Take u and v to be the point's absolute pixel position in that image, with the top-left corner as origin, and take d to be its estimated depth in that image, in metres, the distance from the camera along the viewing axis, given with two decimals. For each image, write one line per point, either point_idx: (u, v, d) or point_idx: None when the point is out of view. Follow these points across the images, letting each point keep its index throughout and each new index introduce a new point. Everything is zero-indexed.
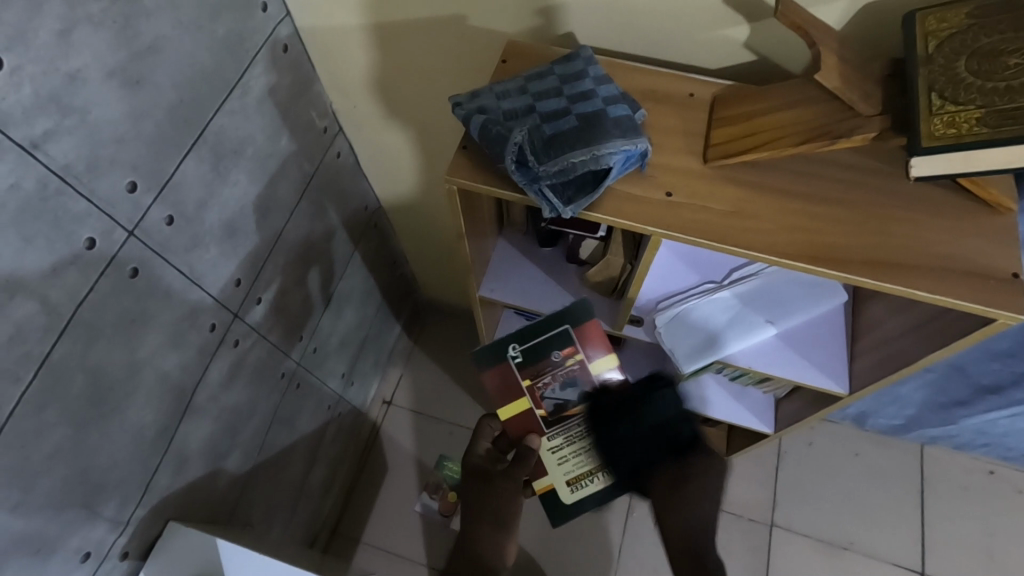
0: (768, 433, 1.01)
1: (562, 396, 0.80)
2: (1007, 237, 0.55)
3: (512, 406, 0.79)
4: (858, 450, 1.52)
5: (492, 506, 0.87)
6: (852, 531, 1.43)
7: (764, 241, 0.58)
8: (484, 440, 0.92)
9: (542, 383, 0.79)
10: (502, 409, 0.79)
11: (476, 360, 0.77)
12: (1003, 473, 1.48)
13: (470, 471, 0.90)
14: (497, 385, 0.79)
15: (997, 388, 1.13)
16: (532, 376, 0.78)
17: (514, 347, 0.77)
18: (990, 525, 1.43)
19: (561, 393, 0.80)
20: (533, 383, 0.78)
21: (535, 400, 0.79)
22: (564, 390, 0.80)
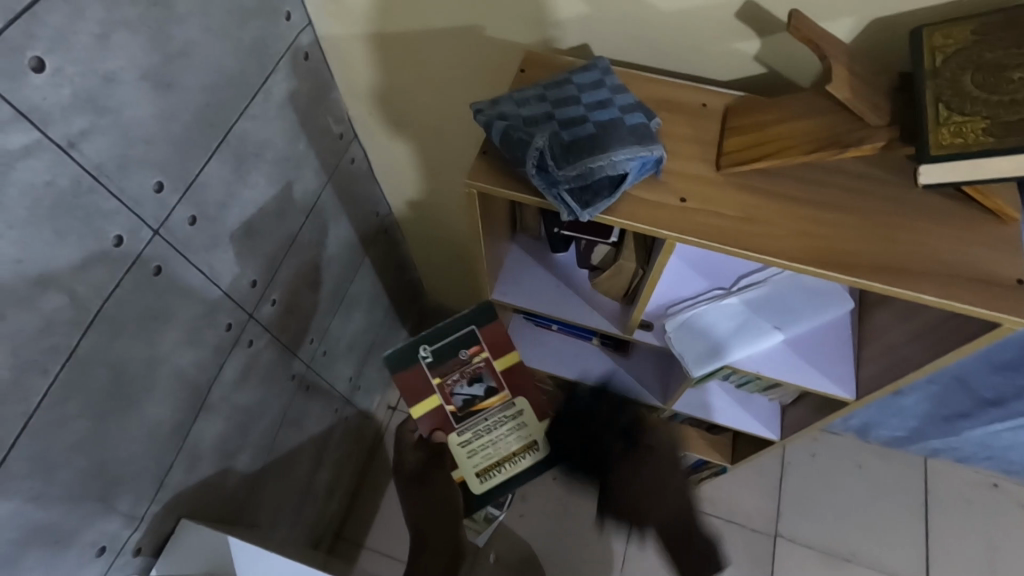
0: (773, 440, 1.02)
1: (470, 392, 0.85)
2: (1012, 246, 0.57)
3: (424, 404, 0.83)
4: (860, 462, 1.53)
5: (433, 498, 0.85)
6: (856, 542, 1.44)
7: (772, 245, 0.59)
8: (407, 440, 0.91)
9: (451, 380, 0.84)
10: (415, 407, 0.84)
11: (391, 365, 0.81)
12: (1006, 486, 1.49)
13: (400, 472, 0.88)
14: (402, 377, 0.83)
15: (999, 400, 1.14)
16: (441, 374, 0.83)
17: (426, 347, 0.83)
18: (992, 539, 1.43)
19: (480, 384, 0.85)
20: (443, 381, 0.83)
21: (445, 397, 0.84)
22: (471, 385, 0.85)
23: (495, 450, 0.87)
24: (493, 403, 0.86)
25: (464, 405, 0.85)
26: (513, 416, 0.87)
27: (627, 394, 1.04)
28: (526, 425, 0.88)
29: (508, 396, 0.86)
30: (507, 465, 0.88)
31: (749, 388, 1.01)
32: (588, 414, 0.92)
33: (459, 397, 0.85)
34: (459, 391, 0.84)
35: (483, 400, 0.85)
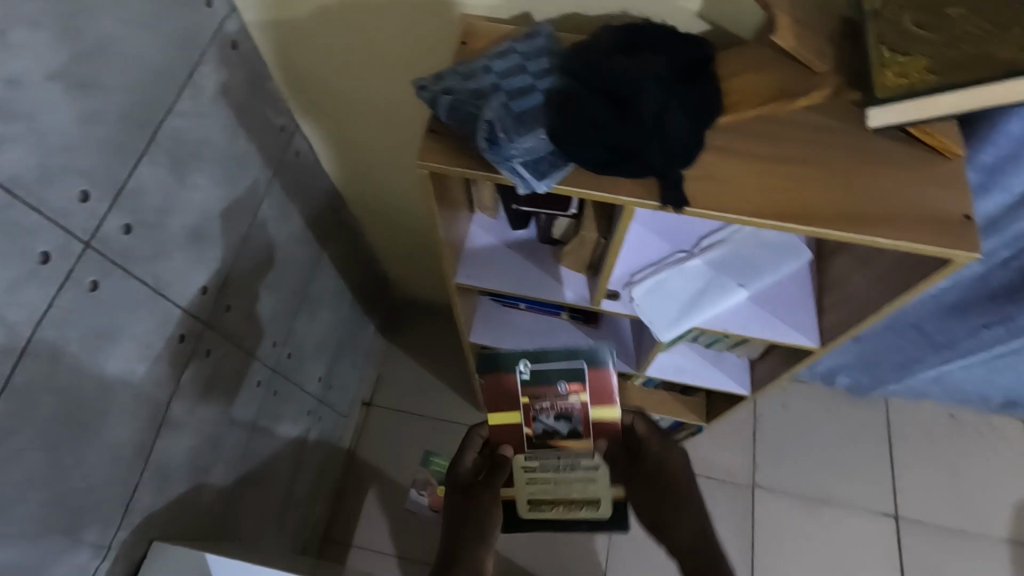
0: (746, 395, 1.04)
1: (553, 424, 0.93)
2: (959, 181, 0.57)
3: (505, 413, 0.94)
4: (829, 408, 1.58)
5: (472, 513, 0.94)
6: (829, 485, 1.50)
7: (733, 201, 0.56)
8: (471, 452, 1.03)
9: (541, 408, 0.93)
10: (495, 413, 0.95)
11: (490, 364, 0.92)
12: (962, 416, 1.57)
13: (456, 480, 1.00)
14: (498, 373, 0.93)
15: (952, 341, 1.19)
16: (533, 396, 0.92)
17: (524, 363, 0.90)
18: (953, 467, 1.51)
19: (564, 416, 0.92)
20: (533, 402, 0.92)
21: (528, 418, 0.94)
22: (556, 420, 0.93)
23: (557, 490, 0.97)
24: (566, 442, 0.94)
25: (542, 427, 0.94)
26: (591, 470, 0.95)
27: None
28: (596, 482, 0.96)
29: (589, 445, 0.94)
30: (562, 506, 0.98)
31: (718, 346, 1.03)
32: (651, 44, 0.58)
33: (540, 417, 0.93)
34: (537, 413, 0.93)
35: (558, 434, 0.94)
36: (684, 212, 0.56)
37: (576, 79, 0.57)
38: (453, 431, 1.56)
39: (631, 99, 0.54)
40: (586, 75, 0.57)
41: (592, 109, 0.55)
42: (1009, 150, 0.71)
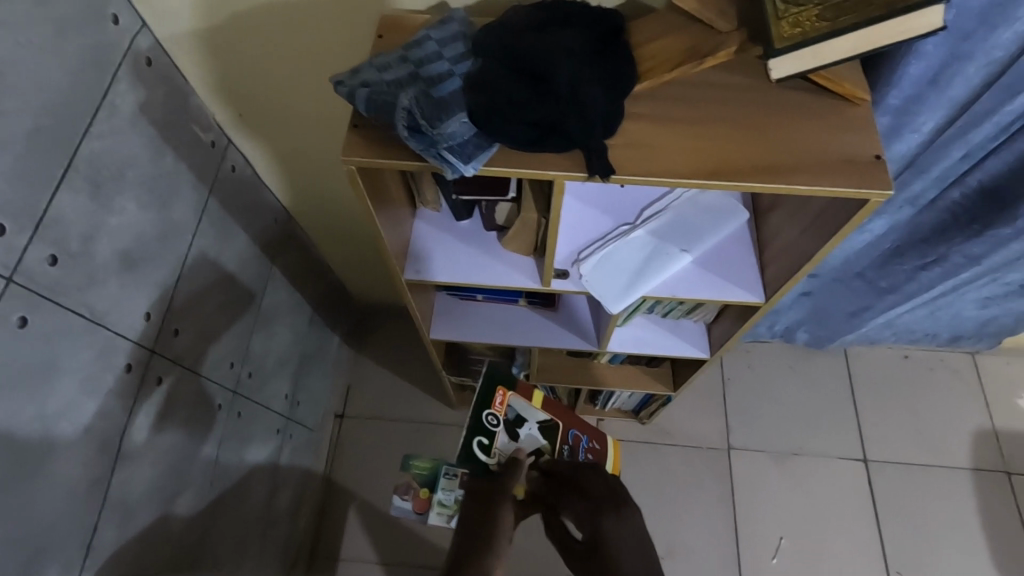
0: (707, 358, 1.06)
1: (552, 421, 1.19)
2: (868, 124, 0.59)
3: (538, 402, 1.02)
4: (791, 364, 1.63)
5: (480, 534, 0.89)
6: (800, 437, 1.54)
7: (657, 166, 0.57)
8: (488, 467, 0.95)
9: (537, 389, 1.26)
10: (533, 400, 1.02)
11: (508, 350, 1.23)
12: (915, 356, 1.64)
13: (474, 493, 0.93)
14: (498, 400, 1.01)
15: (894, 286, 1.24)
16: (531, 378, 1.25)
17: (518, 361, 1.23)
18: (912, 406, 1.58)
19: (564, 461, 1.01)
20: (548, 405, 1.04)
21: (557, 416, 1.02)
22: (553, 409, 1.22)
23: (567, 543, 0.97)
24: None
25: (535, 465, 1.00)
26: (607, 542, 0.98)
27: (563, 346, 1.06)
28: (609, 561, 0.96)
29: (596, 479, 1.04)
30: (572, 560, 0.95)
31: (674, 314, 1.05)
32: (563, 20, 0.59)
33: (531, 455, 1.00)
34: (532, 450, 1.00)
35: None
36: (611, 179, 0.56)
37: (492, 58, 0.57)
38: (430, 432, 1.55)
39: (546, 74, 0.55)
40: (502, 53, 0.57)
41: (510, 87, 0.56)
42: (914, 92, 0.75)
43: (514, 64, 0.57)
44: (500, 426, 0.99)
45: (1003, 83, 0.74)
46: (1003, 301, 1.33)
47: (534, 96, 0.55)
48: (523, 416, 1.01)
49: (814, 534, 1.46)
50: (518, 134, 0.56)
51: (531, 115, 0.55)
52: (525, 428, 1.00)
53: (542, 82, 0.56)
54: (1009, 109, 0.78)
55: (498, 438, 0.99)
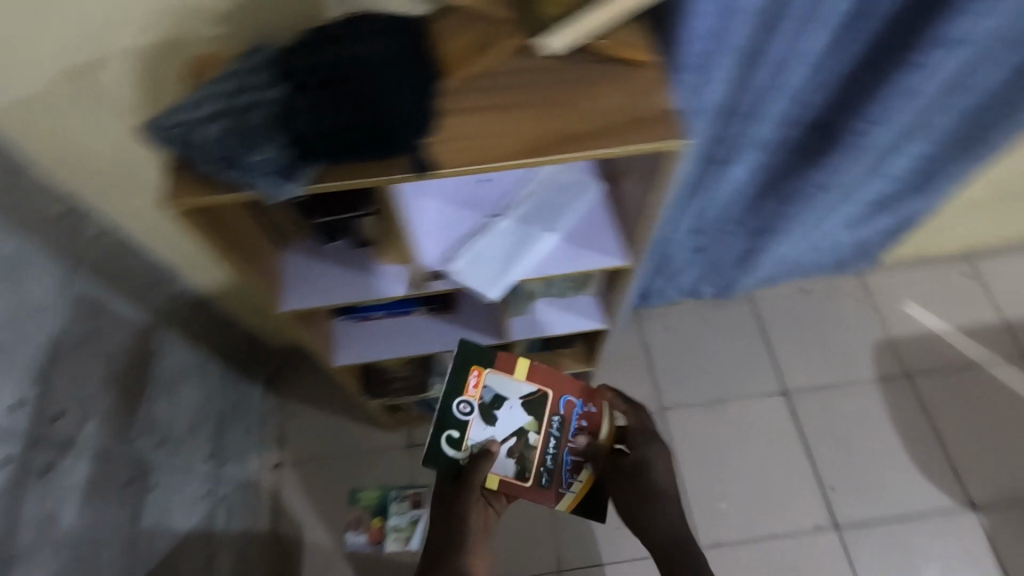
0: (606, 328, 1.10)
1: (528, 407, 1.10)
2: (655, 82, 0.64)
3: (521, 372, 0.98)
4: (704, 317, 1.71)
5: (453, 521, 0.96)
6: (723, 386, 1.63)
7: (477, 154, 0.61)
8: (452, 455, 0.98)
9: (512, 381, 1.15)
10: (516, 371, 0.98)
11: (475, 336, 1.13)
12: (813, 285, 1.75)
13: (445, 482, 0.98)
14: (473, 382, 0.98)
15: (766, 226, 1.33)
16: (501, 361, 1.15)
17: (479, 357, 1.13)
18: (817, 333, 1.70)
19: (554, 431, 0.99)
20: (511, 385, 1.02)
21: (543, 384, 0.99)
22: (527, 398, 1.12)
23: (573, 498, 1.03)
24: (556, 464, 1.00)
25: (518, 447, 0.99)
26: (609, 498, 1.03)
27: (463, 344, 1.07)
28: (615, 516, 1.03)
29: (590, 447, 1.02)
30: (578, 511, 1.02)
31: (566, 293, 1.09)
32: (357, 35, 0.62)
33: (511, 437, 0.98)
34: (509, 430, 0.97)
35: (537, 448, 0.99)
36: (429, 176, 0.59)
37: (293, 80, 0.59)
38: (373, 460, 1.53)
39: (345, 86, 0.58)
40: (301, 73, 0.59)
41: (313, 104, 0.58)
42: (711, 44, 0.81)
43: (314, 81, 0.59)
44: (473, 412, 0.97)
45: (793, 23, 0.82)
46: (866, 220, 1.45)
47: (337, 108, 0.57)
48: (502, 395, 0.98)
49: (754, 471, 1.54)
50: (330, 146, 0.58)
51: (338, 126, 0.57)
52: (504, 407, 0.98)
53: (341, 93, 0.58)
54: (807, 44, 0.86)
55: (471, 429, 0.97)
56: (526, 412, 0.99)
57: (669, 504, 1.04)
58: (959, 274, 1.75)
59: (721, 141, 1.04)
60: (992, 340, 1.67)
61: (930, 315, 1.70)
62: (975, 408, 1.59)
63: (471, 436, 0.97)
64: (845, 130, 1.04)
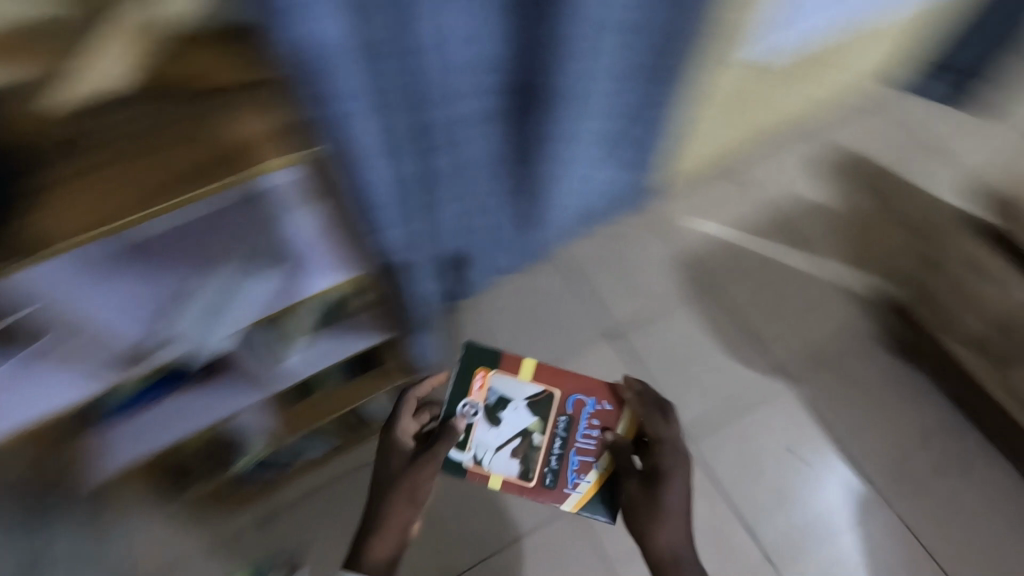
0: (382, 339, 1.12)
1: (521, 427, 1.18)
2: (240, 113, 0.74)
3: (525, 371, 1.16)
4: (525, 289, 1.75)
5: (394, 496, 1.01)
6: (552, 347, 1.67)
7: (67, 228, 0.66)
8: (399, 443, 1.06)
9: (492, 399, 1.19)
10: (522, 373, 1.16)
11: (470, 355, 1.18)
12: (613, 227, 1.83)
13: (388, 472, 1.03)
14: (478, 385, 1.16)
15: (532, 182, 1.37)
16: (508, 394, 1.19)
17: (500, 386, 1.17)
18: (626, 269, 1.78)
19: (562, 429, 1.13)
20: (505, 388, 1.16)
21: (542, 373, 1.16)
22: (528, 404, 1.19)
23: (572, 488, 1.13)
24: (564, 461, 1.12)
25: (523, 447, 1.13)
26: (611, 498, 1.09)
27: (219, 416, 1.04)
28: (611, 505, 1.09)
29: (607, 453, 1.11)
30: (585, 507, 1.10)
31: (329, 320, 1.09)
32: None
33: (516, 435, 1.13)
34: (515, 429, 1.13)
35: (542, 451, 1.12)
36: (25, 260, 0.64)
37: None
38: (233, 538, 1.42)
39: None
40: None
41: None
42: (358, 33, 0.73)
43: None
44: (478, 413, 1.13)
45: (426, 25, 0.82)
46: (627, 155, 1.52)
47: None
48: (506, 396, 1.16)
49: None
50: None
51: None
52: (509, 408, 1.15)
53: None
54: (452, 38, 0.88)
55: (477, 425, 1.13)
56: (534, 413, 1.14)
57: (671, 527, 0.96)
58: (731, 188, 1.89)
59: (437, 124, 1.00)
60: (771, 238, 1.82)
61: (706, 222, 1.84)
62: (773, 301, 1.73)
63: (473, 439, 1.12)
64: (544, 92, 1.10)
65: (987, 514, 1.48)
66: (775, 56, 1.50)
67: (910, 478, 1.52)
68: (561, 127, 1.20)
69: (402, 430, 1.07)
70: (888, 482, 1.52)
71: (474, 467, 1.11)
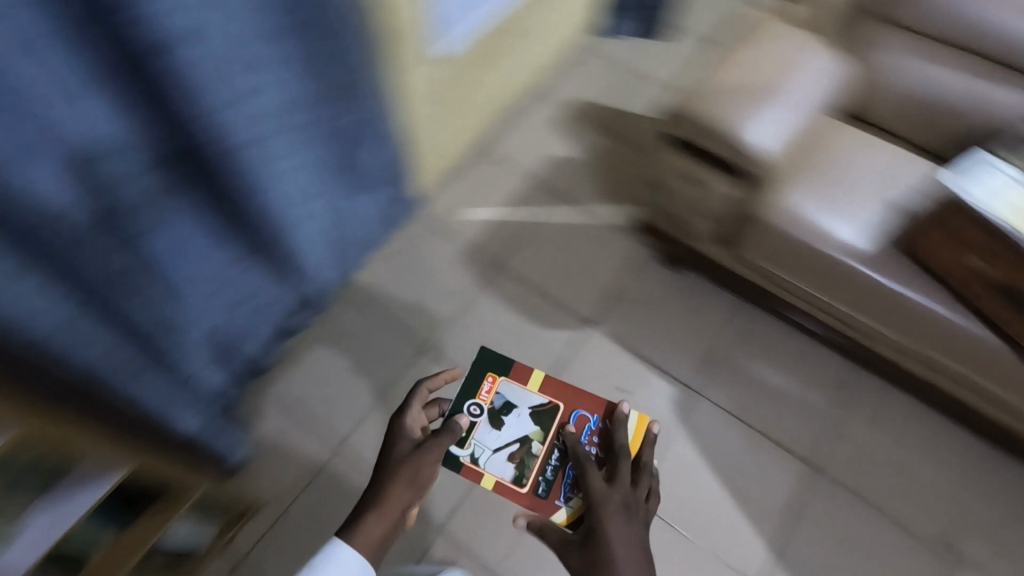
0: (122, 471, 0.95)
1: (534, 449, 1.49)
2: None
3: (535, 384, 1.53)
4: (326, 338, 1.72)
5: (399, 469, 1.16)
6: (375, 382, 1.67)
7: None
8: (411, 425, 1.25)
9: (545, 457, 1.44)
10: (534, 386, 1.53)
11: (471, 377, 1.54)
12: (393, 247, 1.85)
13: (405, 440, 1.21)
14: (486, 390, 1.53)
15: (257, 236, 1.24)
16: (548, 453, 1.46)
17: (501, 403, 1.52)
18: (417, 281, 1.80)
19: (557, 441, 1.46)
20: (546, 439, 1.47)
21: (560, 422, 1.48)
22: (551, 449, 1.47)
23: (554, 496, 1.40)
24: (555, 472, 1.42)
25: (520, 453, 1.45)
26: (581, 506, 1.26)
27: None
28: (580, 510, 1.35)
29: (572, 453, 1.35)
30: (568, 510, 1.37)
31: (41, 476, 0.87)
32: None
33: (517, 438, 1.46)
34: (514, 437, 1.46)
35: (537, 457, 1.44)
36: None
37: None
38: None
39: None
40: None
41: None
42: None
43: None
44: (482, 414, 1.48)
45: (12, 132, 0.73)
46: (353, 172, 1.45)
47: None
48: (512, 404, 1.51)
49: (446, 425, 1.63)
50: None
51: None
52: (511, 416, 1.49)
53: None
54: (93, 129, 0.83)
55: (478, 428, 1.47)
56: (534, 421, 1.49)
57: (621, 549, 1.07)
58: (487, 172, 1.99)
59: (67, 225, 0.86)
60: (535, 200, 1.94)
61: (480, 210, 1.92)
62: (552, 254, 1.84)
63: (473, 440, 1.46)
64: (241, 132, 1.00)
65: (770, 368, 1.68)
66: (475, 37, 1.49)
67: (700, 362, 1.70)
68: (249, 178, 1.07)
69: (413, 424, 1.26)
70: (686, 373, 1.68)
71: (471, 463, 1.44)
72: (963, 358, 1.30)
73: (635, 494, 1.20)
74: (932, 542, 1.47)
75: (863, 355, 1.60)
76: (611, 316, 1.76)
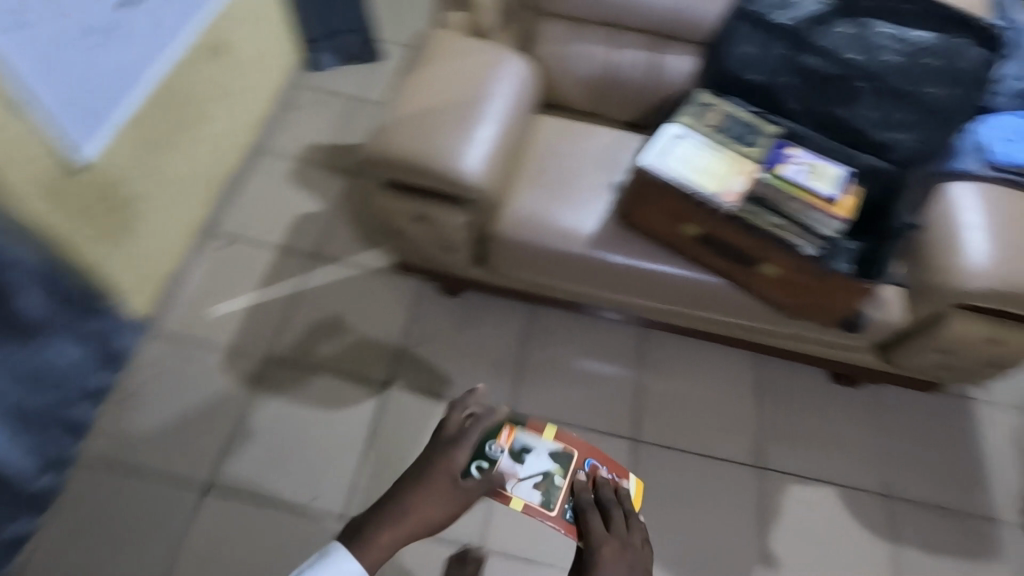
0: None
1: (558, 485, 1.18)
2: None
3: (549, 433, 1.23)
4: (75, 521, 1.42)
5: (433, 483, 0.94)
6: (152, 548, 1.40)
7: None
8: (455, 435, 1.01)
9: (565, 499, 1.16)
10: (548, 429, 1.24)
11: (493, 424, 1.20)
12: (131, 380, 1.57)
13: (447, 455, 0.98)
14: (504, 433, 1.21)
15: None
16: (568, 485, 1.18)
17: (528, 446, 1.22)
18: (173, 410, 1.55)
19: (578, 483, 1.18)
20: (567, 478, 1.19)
21: (575, 467, 1.22)
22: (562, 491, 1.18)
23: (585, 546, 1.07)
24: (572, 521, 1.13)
25: (544, 483, 1.18)
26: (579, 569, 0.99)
27: None
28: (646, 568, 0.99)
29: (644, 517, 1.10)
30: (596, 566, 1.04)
31: None
32: None
33: (538, 475, 1.19)
34: (533, 472, 1.19)
35: (562, 489, 1.17)
36: None
37: None
38: None
39: None
40: None
41: None
42: None
43: None
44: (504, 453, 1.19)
45: None
46: None
47: None
48: (528, 445, 1.22)
49: (253, 559, 1.40)
50: None
51: None
52: (531, 455, 1.21)
53: None
54: None
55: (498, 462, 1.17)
56: (554, 460, 1.21)
57: None
58: (223, 257, 1.78)
59: None
60: (288, 269, 1.77)
61: (227, 301, 1.70)
62: (322, 323, 1.68)
63: (498, 467, 1.17)
64: None
65: (569, 356, 1.71)
66: (116, 156, 1.37)
67: (504, 376, 1.66)
68: None
69: (464, 433, 1.01)
70: (495, 394, 1.64)
71: (499, 489, 1.16)
72: (714, 307, 1.37)
73: (633, 532, 1.00)
74: (747, 461, 1.61)
75: (661, 325, 1.65)
76: (404, 364, 1.64)
